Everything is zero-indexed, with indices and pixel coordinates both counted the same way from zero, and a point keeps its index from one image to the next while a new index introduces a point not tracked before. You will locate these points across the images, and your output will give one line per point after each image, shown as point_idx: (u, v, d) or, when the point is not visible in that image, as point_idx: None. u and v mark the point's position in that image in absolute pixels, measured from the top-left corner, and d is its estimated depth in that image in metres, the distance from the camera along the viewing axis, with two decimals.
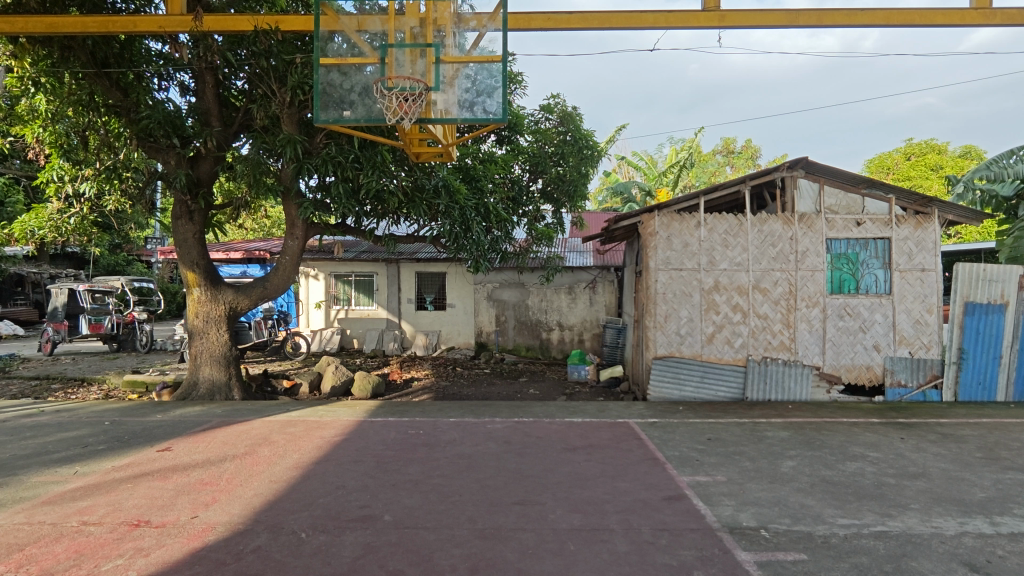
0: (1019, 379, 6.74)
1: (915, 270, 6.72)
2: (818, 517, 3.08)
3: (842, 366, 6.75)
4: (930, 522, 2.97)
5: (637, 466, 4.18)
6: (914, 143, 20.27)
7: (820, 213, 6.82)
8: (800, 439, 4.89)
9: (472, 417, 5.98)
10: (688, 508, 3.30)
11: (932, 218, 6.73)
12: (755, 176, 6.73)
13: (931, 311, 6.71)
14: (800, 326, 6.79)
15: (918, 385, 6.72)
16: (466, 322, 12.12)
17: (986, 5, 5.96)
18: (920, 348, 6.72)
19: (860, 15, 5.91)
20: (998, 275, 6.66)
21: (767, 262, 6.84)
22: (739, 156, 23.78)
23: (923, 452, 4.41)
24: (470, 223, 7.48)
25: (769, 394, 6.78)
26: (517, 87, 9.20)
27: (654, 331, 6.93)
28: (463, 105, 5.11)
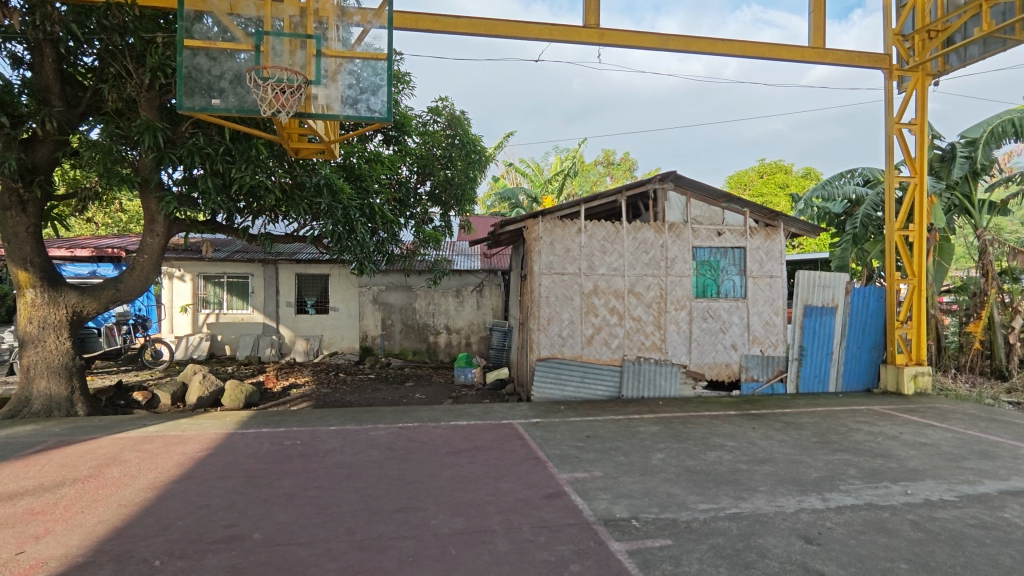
0: (846, 371, 7.77)
1: (765, 276, 7.51)
2: (681, 504, 3.33)
3: (706, 364, 7.38)
4: (775, 502, 3.33)
5: (520, 466, 4.27)
6: (766, 163, 22.65)
7: (687, 223, 7.41)
8: (669, 433, 5.27)
9: (353, 424, 5.78)
10: (566, 504, 3.42)
11: (778, 230, 7.56)
12: (630, 186, 7.16)
13: (777, 313, 7.53)
14: (670, 328, 7.32)
15: (767, 380, 7.51)
16: (350, 326, 11.71)
17: (821, 45, 6.84)
18: (769, 346, 7.52)
19: (720, 45, 6.51)
20: (830, 282, 7.62)
21: (640, 268, 7.30)
22: (619, 168, 25.20)
23: (770, 439, 4.94)
24: (354, 223, 7.23)
25: (643, 391, 7.23)
26: (405, 88, 9.07)
27: (538, 333, 7.11)
28: (346, 102, 4.92)
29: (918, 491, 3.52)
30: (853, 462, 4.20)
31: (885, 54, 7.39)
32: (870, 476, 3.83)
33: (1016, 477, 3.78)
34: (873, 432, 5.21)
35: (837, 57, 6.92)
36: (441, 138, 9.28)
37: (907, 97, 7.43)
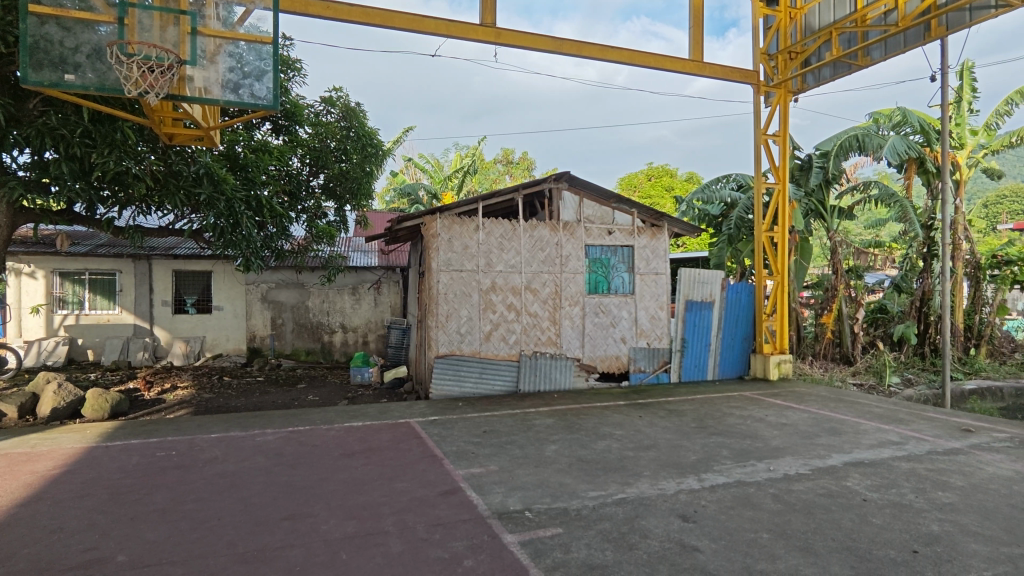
0: (722, 361, 8.44)
1: (651, 274, 7.97)
2: (572, 493, 3.46)
3: (597, 357, 7.71)
4: (658, 485, 3.55)
5: (416, 465, 4.22)
6: (655, 167, 24.02)
7: (580, 222, 7.69)
8: (562, 425, 5.45)
9: (238, 430, 5.41)
10: (461, 500, 3.44)
11: (663, 230, 8.05)
12: (526, 185, 7.31)
13: (662, 308, 8.03)
14: (564, 323, 7.56)
15: (653, 370, 7.99)
16: (236, 326, 10.95)
17: (700, 59, 7.37)
18: (655, 339, 8.00)
19: (610, 52, 6.80)
20: (708, 278, 8.23)
21: (536, 265, 7.47)
22: (518, 166, 25.56)
23: (655, 426, 5.27)
24: (239, 217, 6.76)
25: (539, 385, 7.42)
26: (295, 75, 8.61)
27: (436, 331, 7.06)
28: (227, 85, 4.57)
29: (778, 467, 3.90)
30: (726, 443, 4.58)
31: (754, 71, 8.11)
32: (739, 456, 4.19)
33: (857, 450, 4.31)
34: (744, 416, 5.71)
35: (713, 71, 7.49)
36: (335, 130, 8.88)
37: (773, 111, 8.20)
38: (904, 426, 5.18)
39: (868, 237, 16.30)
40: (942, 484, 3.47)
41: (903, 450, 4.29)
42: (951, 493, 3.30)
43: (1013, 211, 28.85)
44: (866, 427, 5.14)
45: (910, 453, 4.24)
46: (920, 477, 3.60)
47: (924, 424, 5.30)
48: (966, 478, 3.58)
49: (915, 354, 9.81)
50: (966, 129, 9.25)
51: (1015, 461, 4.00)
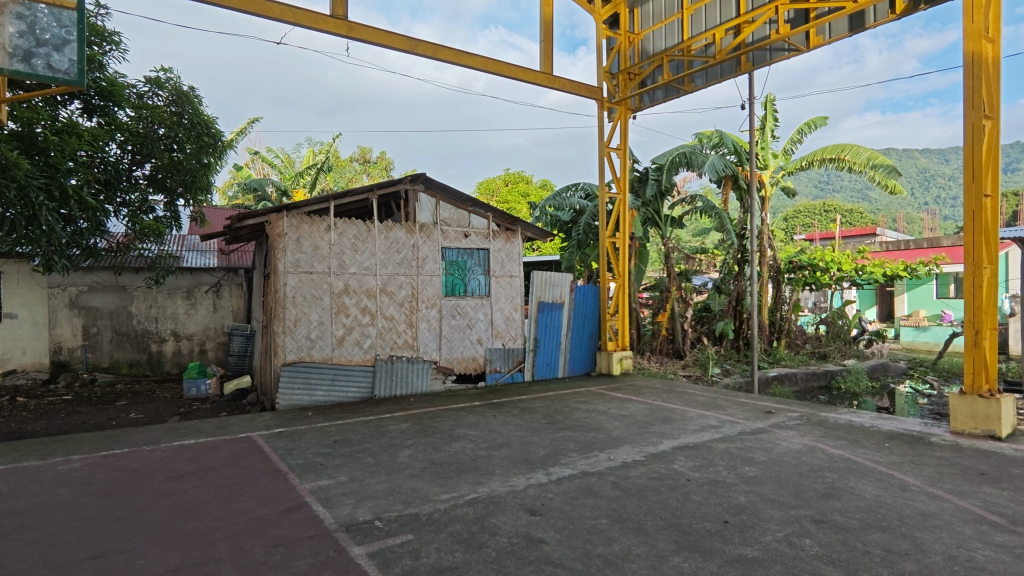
0: (571, 358, 8.94)
1: (506, 276, 8.20)
2: (425, 497, 3.43)
3: (454, 359, 7.74)
4: (508, 482, 3.65)
5: (256, 482, 3.90)
6: (511, 173, 24.78)
7: (436, 224, 7.66)
8: (417, 429, 5.38)
9: (34, 459, 4.60)
10: (306, 516, 3.24)
11: (516, 234, 8.30)
12: (381, 185, 7.12)
13: (516, 309, 8.28)
14: (421, 325, 7.48)
15: (508, 370, 8.21)
16: (35, 337, 9.31)
17: (550, 72, 7.73)
18: (510, 339, 8.22)
19: (465, 57, 6.87)
20: (558, 280, 8.65)
21: (392, 267, 7.30)
22: (375, 166, 24.77)
23: (508, 425, 5.42)
24: (37, 208, 5.78)
25: (395, 389, 7.26)
26: (112, 49, 7.55)
27: (283, 336, 6.59)
28: (15, 53, 3.86)
29: (618, 455, 4.21)
30: (573, 437, 4.84)
31: (599, 87, 8.69)
32: (584, 448, 4.46)
33: (683, 435, 4.79)
34: (589, 410, 6.09)
35: (561, 85, 7.89)
36: (165, 116, 7.86)
37: (614, 125, 8.84)
38: (721, 411, 5.88)
39: (692, 239, 18.80)
40: (749, 460, 3.98)
41: (721, 433, 4.85)
42: (755, 467, 3.80)
43: (805, 225, 34.18)
44: (691, 414, 5.75)
45: (725, 434, 4.81)
46: (732, 455, 4.09)
47: (736, 408, 6.06)
48: (767, 453, 4.15)
49: (732, 346, 11.19)
50: (769, 152, 10.73)
51: (803, 435, 4.73)
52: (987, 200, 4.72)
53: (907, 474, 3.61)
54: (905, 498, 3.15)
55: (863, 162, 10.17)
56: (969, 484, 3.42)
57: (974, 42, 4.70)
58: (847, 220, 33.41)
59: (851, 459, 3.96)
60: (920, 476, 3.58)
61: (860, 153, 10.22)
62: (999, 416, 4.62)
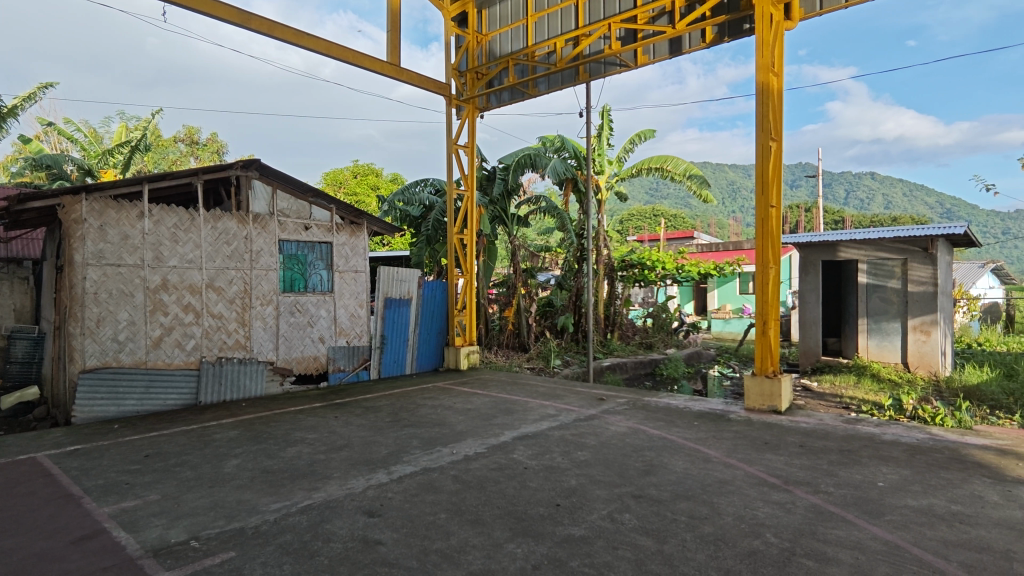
0: (419, 355, 8.86)
1: (350, 271, 7.87)
2: (251, 509, 3.16)
3: (293, 359, 7.26)
4: (346, 485, 3.51)
5: (38, 512, 3.30)
6: (360, 165, 23.91)
7: (273, 215, 7.11)
8: (248, 435, 4.96)
9: None
10: (104, 544, 2.82)
11: (362, 228, 8.01)
12: (208, 169, 6.42)
13: (361, 306, 7.99)
14: (255, 324, 6.89)
15: (353, 369, 7.91)
16: None
17: (397, 63, 7.57)
18: (355, 337, 7.92)
19: (305, 38, 6.45)
20: (406, 276, 8.52)
21: (220, 261, 6.63)
22: (204, 149, 22.34)
23: (349, 425, 5.21)
24: None
25: (224, 394, 6.62)
26: None
27: (81, 339, 5.66)
28: None
29: (460, 449, 4.26)
30: (417, 434, 4.80)
31: (447, 84, 8.68)
32: (427, 444, 4.44)
33: (523, 425, 4.99)
34: (435, 406, 6.09)
35: (409, 78, 7.77)
36: None
37: (463, 123, 8.89)
38: (559, 400, 6.24)
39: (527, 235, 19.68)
40: (581, 445, 4.26)
41: (558, 421, 5.14)
42: (586, 451, 4.09)
43: (637, 227, 37.49)
44: (532, 405, 6.01)
45: (562, 422, 5.10)
46: (567, 441, 4.36)
47: (573, 397, 6.46)
48: (598, 437, 4.49)
49: (572, 339, 11.92)
50: (604, 159, 11.55)
51: (629, 419, 5.18)
52: (772, 210, 5.56)
53: (710, 447, 4.12)
54: (707, 468, 3.61)
55: (682, 172, 11.40)
56: (756, 452, 4.00)
57: (763, 75, 5.48)
58: (671, 223, 37.29)
59: (667, 438, 4.43)
60: (719, 448, 4.11)
61: (679, 165, 11.43)
62: (780, 393, 5.47)
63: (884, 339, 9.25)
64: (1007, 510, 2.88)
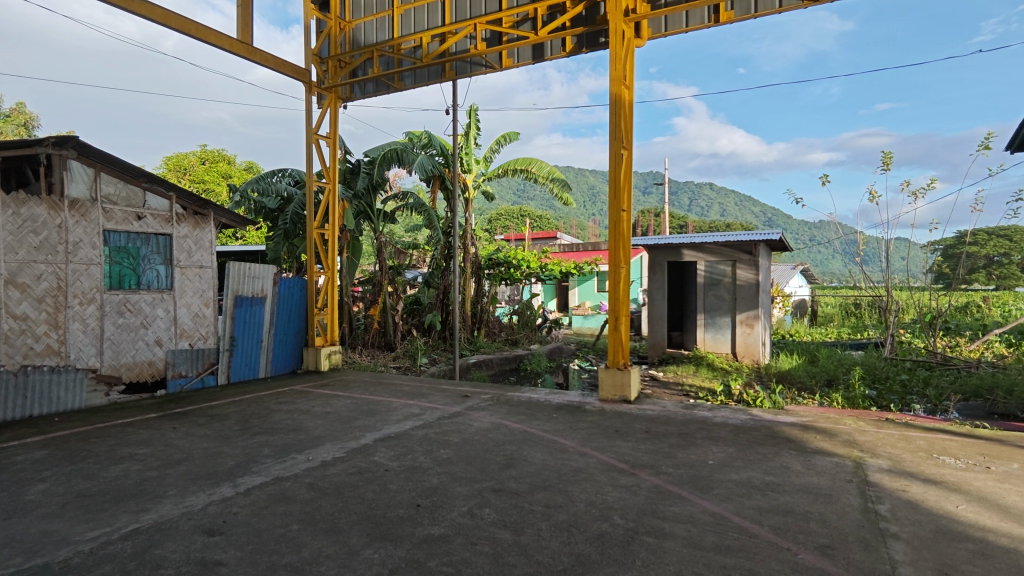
0: (274, 357, 8.28)
1: (194, 267, 7.14)
2: (59, 541, 2.73)
3: (122, 365, 6.41)
4: (183, 503, 3.17)
5: None
6: (208, 150, 21.84)
7: (96, 201, 6.22)
8: (60, 455, 4.28)
9: None
10: None
11: (208, 220, 7.30)
12: (9, 144, 5.43)
13: (207, 305, 7.30)
14: (72, 326, 5.96)
15: (196, 374, 7.18)
16: None
17: (249, 42, 6.99)
18: (198, 339, 7.20)
19: (137, 3, 5.69)
20: (259, 273, 7.91)
21: (25, 252, 5.62)
22: (6, 120, 18.94)
23: (190, 437, 4.72)
24: None
25: (31, 409, 5.65)
26: None
27: None
28: None
29: (317, 455, 4.04)
30: (269, 441, 4.47)
31: (306, 70, 8.18)
32: (280, 452, 4.15)
33: (386, 426, 4.87)
34: (291, 410, 5.73)
35: (264, 59, 7.21)
36: None
37: (324, 112, 8.42)
38: (424, 399, 6.18)
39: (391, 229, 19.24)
40: (444, 443, 4.25)
41: (421, 420, 5.09)
42: (449, 449, 4.09)
43: (504, 226, 38.34)
44: (396, 405, 5.88)
45: (425, 421, 5.06)
46: (430, 441, 4.32)
47: (438, 395, 6.43)
48: (461, 434, 4.51)
49: (439, 337, 11.86)
50: (472, 158, 11.63)
51: (492, 414, 5.27)
52: (624, 214, 5.96)
53: (567, 438, 4.33)
54: (564, 459, 3.78)
55: (545, 175, 11.84)
56: (608, 440, 4.27)
57: (617, 87, 5.87)
58: (536, 224, 38.68)
59: (528, 431, 4.57)
60: (575, 438, 4.33)
61: (542, 168, 11.85)
62: (629, 383, 5.90)
63: (717, 332, 10.36)
64: (807, 476, 3.37)
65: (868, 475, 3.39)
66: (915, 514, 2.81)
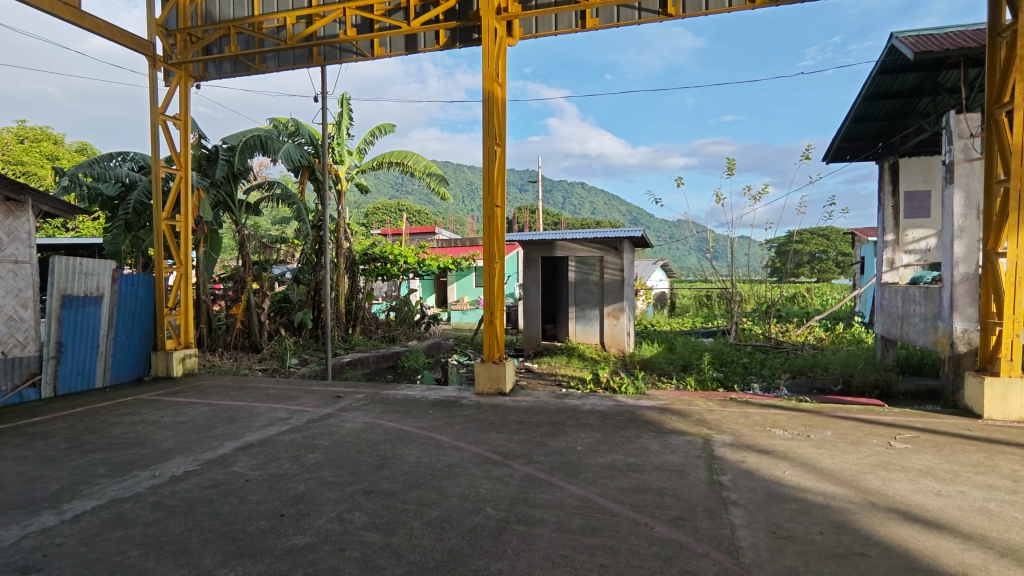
0: (114, 363, 7.34)
1: (6, 262, 6.11)
2: None
3: None
4: None
5: None
6: (28, 127, 18.89)
7: None
8: None
9: None
10: None
11: (25, 207, 6.28)
12: None
13: (26, 306, 6.30)
14: None
15: (12, 387, 6.16)
16: None
17: (76, 4, 6.08)
18: (13, 346, 6.18)
19: None
20: (93, 269, 6.97)
21: None
22: None
23: (2, 460, 4.04)
24: None
25: None
26: None
27: None
28: None
29: (165, 470, 3.65)
30: (105, 459, 3.96)
31: (149, 42, 7.32)
32: (119, 470, 3.69)
33: (247, 433, 4.53)
34: (133, 423, 5.12)
35: (95, 26, 6.32)
36: None
37: (172, 90, 7.59)
38: (291, 402, 5.83)
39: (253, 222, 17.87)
40: (312, 447, 4.04)
41: (288, 424, 4.79)
42: (318, 453, 3.89)
43: (381, 220, 37.35)
44: (260, 410, 5.48)
45: (293, 425, 4.77)
46: (297, 446, 4.09)
47: (307, 397, 6.10)
48: (331, 437, 4.31)
49: (310, 336, 11.25)
50: (344, 149, 11.11)
51: (365, 414, 5.10)
52: (497, 210, 6.06)
53: (442, 434, 4.30)
54: (438, 455, 3.75)
55: (421, 169, 11.66)
56: (483, 433, 4.32)
57: (490, 84, 5.93)
58: (414, 219, 38.15)
59: (403, 429, 4.49)
60: (450, 433, 4.32)
61: (419, 162, 11.66)
62: (505, 376, 6.01)
63: (587, 324, 10.90)
64: (663, 455, 3.66)
65: (714, 450, 3.76)
66: (751, 481, 3.16)
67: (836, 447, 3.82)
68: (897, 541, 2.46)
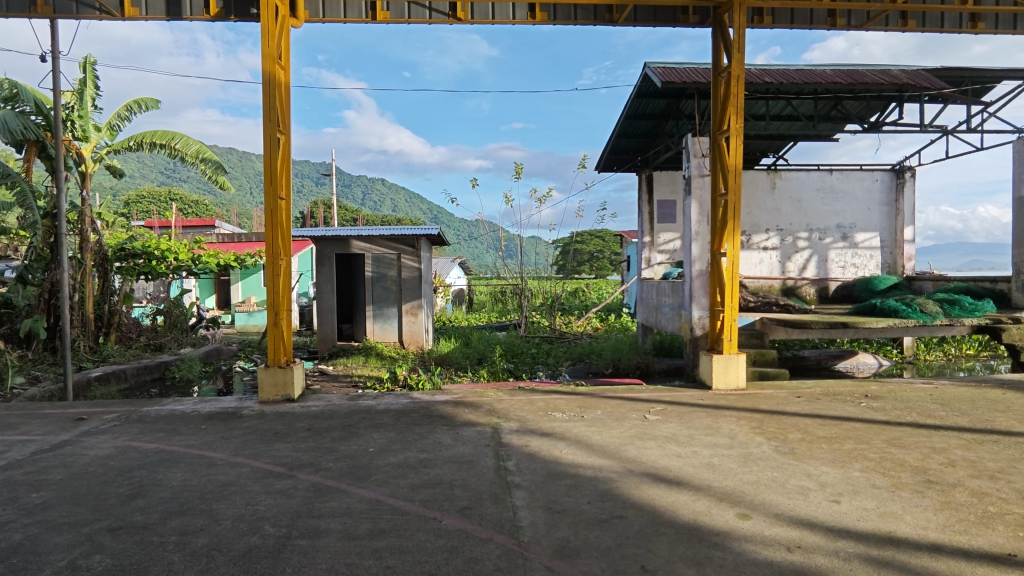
0: None
1: None
2: None
3: None
4: None
5: None
6: None
7: None
8: None
9: None
10: None
11: None
12: None
13: None
14: None
15: None
16: None
17: None
18: None
19: None
20: None
21: None
22: None
23: None
24: None
25: None
26: None
27: None
28: None
29: None
30: None
31: None
32: None
33: None
34: None
35: None
36: None
37: None
38: (9, 431, 4.68)
39: None
40: (38, 484, 3.30)
41: (2, 460, 3.84)
42: (45, 491, 3.18)
43: (144, 211, 32.16)
44: None
45: (11, 460, 3.83)
46: (15, 485, 3.30)
47: (35, 423, 4.96)
48: (66, 469, 3.55)
49: (43, 349, 9.20)
50: (88, 122, 9.28)
51: (116, 437, 4.32)
52: (281, 202, 5.61)
53: (215, 451, 3.84)
54: (209, 474, 3.34)
55: (193, 154, 10.26)
56: (265, 444, 3.97)
57: (269, 64, 5.44)
58: (187, 210, 33.64)
59: (166, 450, 3.90)
60: (226, 449, 3.88)
61: (190, 145, 10.24)
62: (293, 381, 5.59)
63: (385, 322, 10.70)
64: (454, 448, 3.75)
65: (502, 438, 3.96)
66: (532, 464, 3.39)
67: (604, 424, 4.31)
68: (647, 500, 2.86)
